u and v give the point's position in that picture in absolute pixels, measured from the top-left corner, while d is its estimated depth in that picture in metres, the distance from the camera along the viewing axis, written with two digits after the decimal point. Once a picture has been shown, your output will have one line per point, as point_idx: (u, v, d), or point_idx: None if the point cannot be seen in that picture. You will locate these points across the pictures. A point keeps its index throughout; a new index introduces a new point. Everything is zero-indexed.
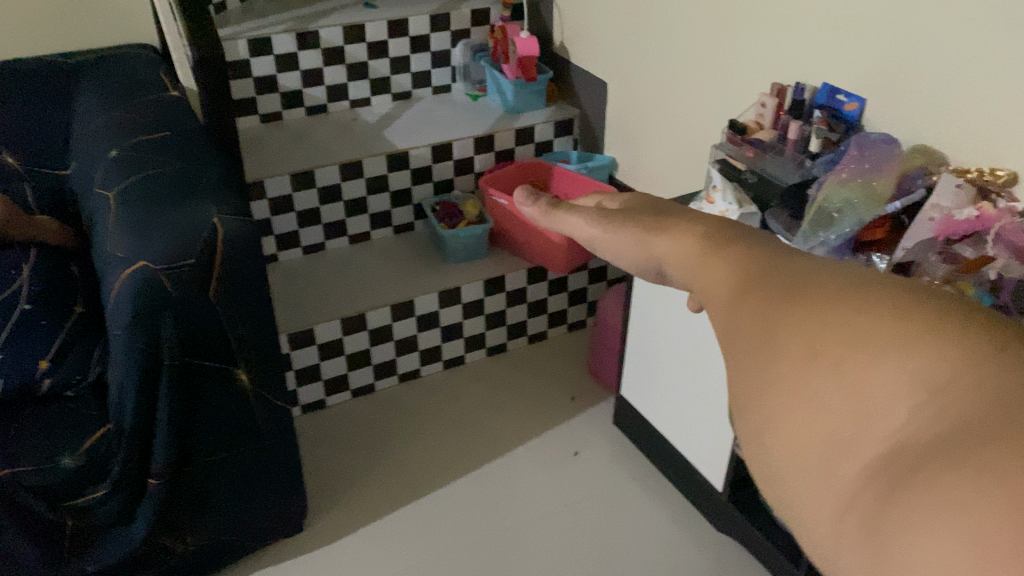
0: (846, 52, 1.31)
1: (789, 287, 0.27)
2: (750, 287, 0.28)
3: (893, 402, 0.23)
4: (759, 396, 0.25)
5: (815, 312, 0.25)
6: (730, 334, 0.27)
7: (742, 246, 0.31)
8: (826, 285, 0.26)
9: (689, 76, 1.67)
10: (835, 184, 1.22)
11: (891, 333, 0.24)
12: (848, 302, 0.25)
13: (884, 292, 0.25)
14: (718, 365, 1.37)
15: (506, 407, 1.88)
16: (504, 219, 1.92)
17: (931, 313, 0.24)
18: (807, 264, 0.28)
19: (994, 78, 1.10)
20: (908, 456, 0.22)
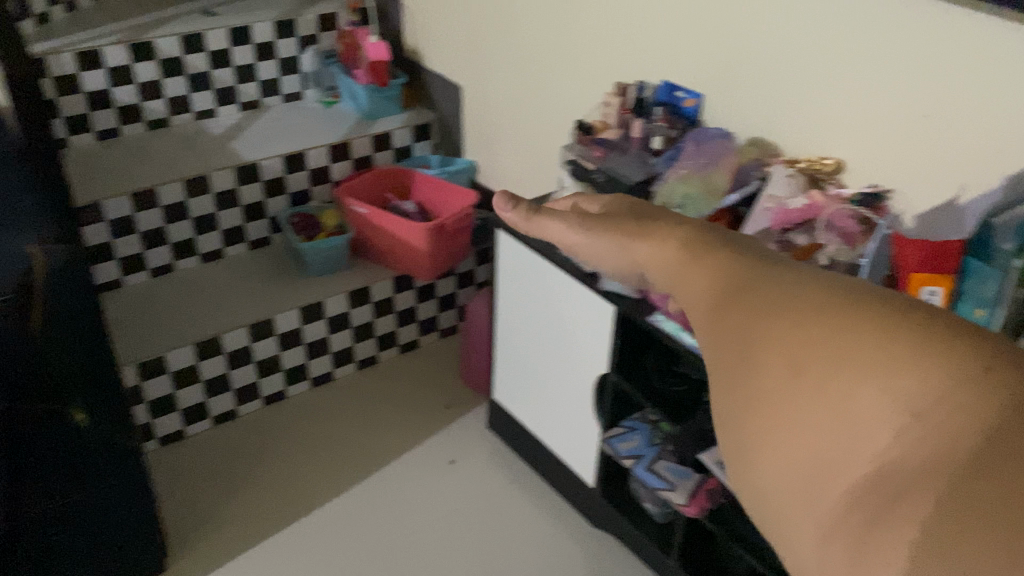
0: (682, 53, 1.37)
1: (767, 305, 0.26)
2: (735, 300, 0.27)
3: (880, 427, 0.22)
4: (746, 412, 0.24)
5: (797, 335, 0.24)
6: (717, 347, 0.26)
7: (717, 244, 0.30)
8: (815, 297, 0.25)
9: (538, 78, 1.69)
10: (677, 180, 1.26)
11: (872, 355, 0.23)
12: (843, 326, 0.24)
13: (882, 313, 0.24)
14: (590, 361, 1.39)
15: (380, 419, 1.83)
16: (363, 228, 1.87)
17: (931, 334, 0.23)
18: (787, 274, 0.27)
19: (822, 72, 1.17)
20: (892, 485, 0.21)
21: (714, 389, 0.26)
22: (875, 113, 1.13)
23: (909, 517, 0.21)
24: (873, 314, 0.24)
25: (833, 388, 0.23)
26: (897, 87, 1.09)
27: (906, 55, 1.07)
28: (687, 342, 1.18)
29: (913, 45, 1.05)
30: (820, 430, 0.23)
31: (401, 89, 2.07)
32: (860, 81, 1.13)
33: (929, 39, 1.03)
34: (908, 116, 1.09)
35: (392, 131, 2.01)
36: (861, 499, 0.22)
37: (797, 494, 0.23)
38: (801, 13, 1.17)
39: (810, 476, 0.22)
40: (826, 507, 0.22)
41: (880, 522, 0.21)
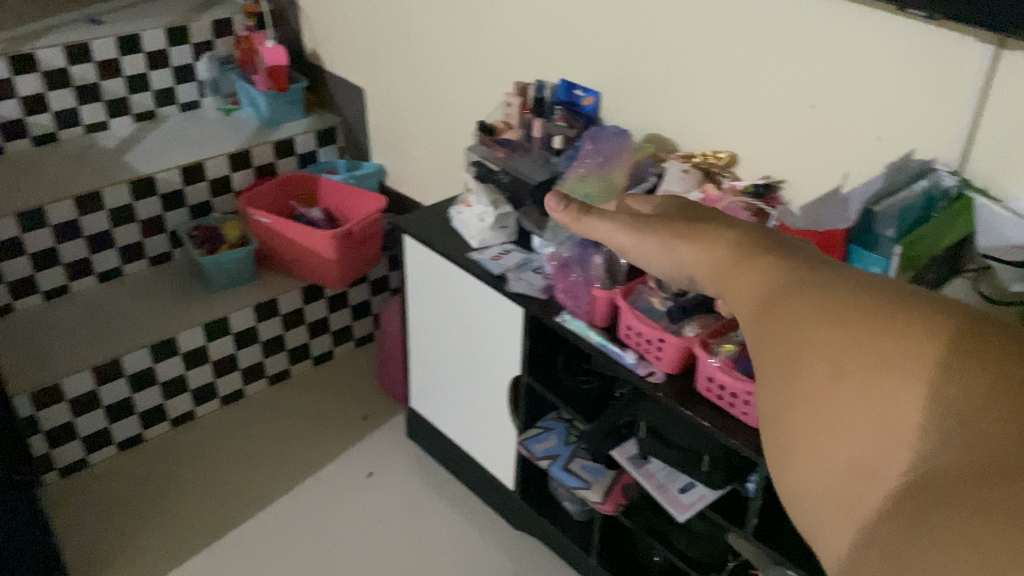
0: (579, 51, 1.37)
1: (812, 314, 0.32)
2: (782, 309, 0.33)
3: (919, 433, 0.27)
4: (788, 408, 0.30)
5: (838, 343, 0.30)
6: (765, 348, 0.32)
7: (777, 262, 0.36)
8: (852, 305, 0.31)
9: (439, 79, 1.67)
10: (575, 180, 1.25)
11: (898, 360, 0.29)
12: (876, 335, 0.30)
13: (909, 324, 0.30)
14: (503, 364, 1.37)
15: (294, 435, 1.78)
16: (268, 239, 1.81)
17: (966, 347, 0.28)
18: (826, 285, 0.33)
19: (713, 66, 1.19)
20: (926, 481, 0.26)
21: (764, 384, 0.32)
22: (765, 104, 1.15)
23: (916, 496, 0.26)
24: (901, 324, 0.30)
25: (869, 387, 0.29)
26: (783, 79, 1.11)
27: (789, 47, 1.09)
28: (594, 340, 1.18)
29: (796, 38, 1.08)
30: (857, 421, 0.29)
31: (302, 94, 2.01)
32: (748, 74, 1.15)
33: (810, 30, 1.06)
34: (795, 106, 1.11)
35: (294, 137, 1.95)
36: (887, 482, 0.27)
37: (832, 481, 0.28)
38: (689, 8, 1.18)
39: (845, 462, 0.28)
40: (858, 489, 0.28)
41: (896, 501, 0.27)
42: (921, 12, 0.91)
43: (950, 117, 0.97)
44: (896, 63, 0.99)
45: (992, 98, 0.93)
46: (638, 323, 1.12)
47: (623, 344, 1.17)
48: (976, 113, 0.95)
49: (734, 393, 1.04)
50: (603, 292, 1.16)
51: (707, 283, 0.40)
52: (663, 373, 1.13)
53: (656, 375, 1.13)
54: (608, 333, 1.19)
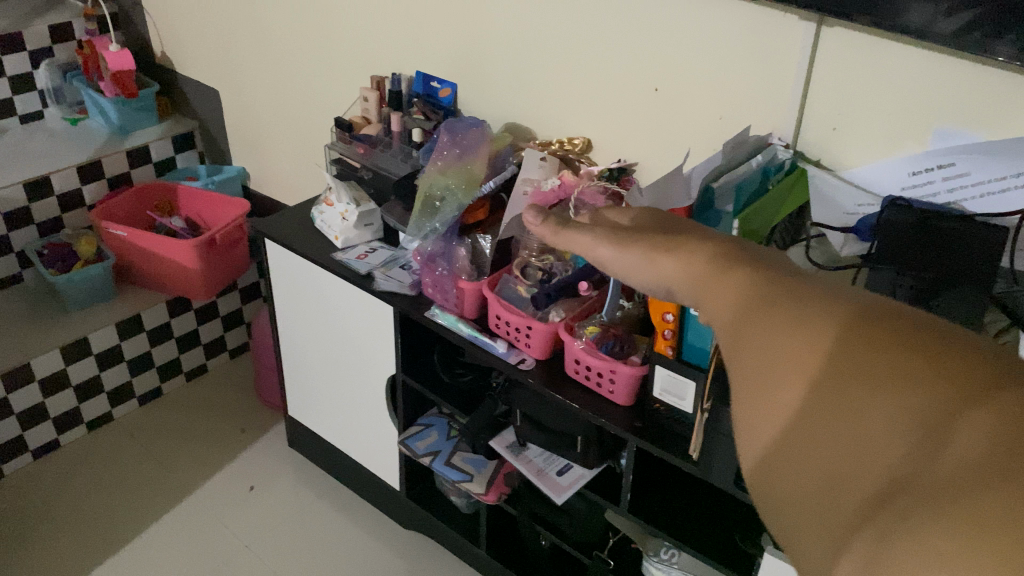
0: (431, 43, 1.36)
1: (788, 322, 0.28)
2: (755, 315, 0.29)
3: (893, 443, 0.24)
4: (758, 416, 0.26)
5: (818, 353, 0.26)
6: (738, 359, 0.28)
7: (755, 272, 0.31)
8: (834, 312, 0.27)
9: (295, 78, 1.63)
10: (436, 171, 1.22)
11: (875, 364, 0.25)
12: (855, 342, 0.26)
13: (892, 330, 0.26)
14: (378, 364, 1.35)
15: (170, 455, 1.70)
16: (126, 253, 1.73)
17: (944, 352, 0.25)
18: (800, 294, 0.29)
19: (563, 53, 1.20)
20: (899, 493, 0.23)
21: (740, 400, 0.28)
22: (614, 88, 1.17)
23: (894, 511, 0.22)
24: (888, 332, 0.26)
25: (848, 394, 0.25)
26: (630, 64, 1.14)
27: (632, 33, 1.11)
28: (465, 332, 1.18)
29: (637, 23, 1.10)
30: (833, 434, 0.25)
31: (154, 99, 1.92)
32: (596, 59, 1.17)
33: (650, 14, 1.08)
34: (643, 90, 1.14)
35: (148, 144, 1.87)
36: (866, 496, 0.23)
37: (801, 492, 0.24)
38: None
39: (820, 474, 0.24)
40: (835, 510, 0.23)
41: (882, 519, 0.22)
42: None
43: (781, 94, 1.01)
44: (730, 44, 1.03)
45: (818, 75, 0.98)
46: (507, 313, 1.12)
47: (492, 334, 1.17)
48: (805, 89, 0.99)
49: (600, 373, 1.06)
50: (469, 285, 1.16)
51: (701, 299, 0.34)
52: (534, 360, 1.14)
53: (527, 361, 1.14)
54: (477, 324, 1.19)
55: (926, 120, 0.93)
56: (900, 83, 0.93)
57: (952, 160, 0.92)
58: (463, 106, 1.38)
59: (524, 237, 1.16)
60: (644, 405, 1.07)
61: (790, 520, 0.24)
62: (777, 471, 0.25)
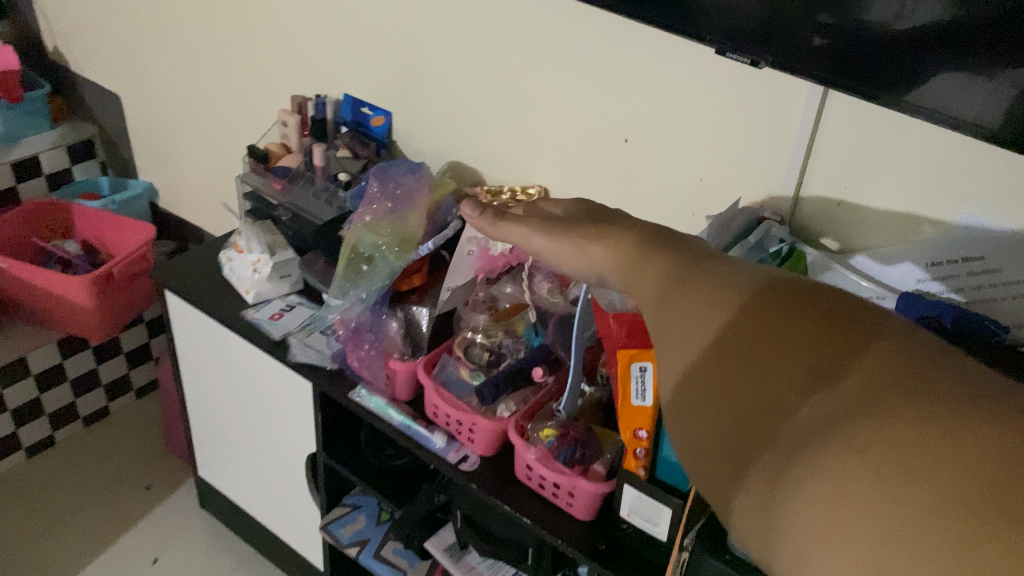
0: (359, 64, 1.16)
1: (699, 293, 0.26)
2: (674, 295, 0.27)
3: (790, 390, 0.22)
4: (664, 379, 0.25)
5: (721, 318, 0.25)
6: (655, 330, 0.27)
7: (666, 257, 0.33)
8: (737, 284, 0.26)
9: (205, 90, 1.41)
10: (361, 228, 1.00)
11: (771, 316, 0.24)
12: (760, 304, 0.24)
13: (795, 297, 0.24)
14: (298, 437, 1.17)
15: (61, 519, 1.48)
16: (8, 286, 1.48)
17: (828, 306, 0.24)
18: (708, 268, 0.28)
19: (516, 88, 1.02)
20: (795, 442, 0.22)
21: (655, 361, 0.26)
22: (577, 134, 0.99)
23: (793, 457, 0.21)
24: (789, 294, 0.25)
25: (754, 356, 0.23)
26: (595, 108, 0.95)
27: (596, 71, 0.93)
28: (397, 420, 1.00)
29: (602, 61, 0.92)
30: (740, 389, 0.23)
31: (47, 101, 1.67)
32: (554, 99, 0.99)
33: (620, 51, 0.90)
34: (610, 139, 0.96)
35: (39, 155, 1.62)
36: (768, 447, 0.22)
37: (701, 441, 0.23)
38: (483, 21, 1.00)
39: (726, 432, 0.23)
40: (732, 454, 0.22)
41: (776, 463, 0.21)
42: (705, 35, 0.68)
43: (777, 159, 0.84)
44: (715, 95, 0.85)
45: (823, 142, 0.81)
46: (446, 405, 0.93)
47: (429, 422, 0.99)
48: (806, 157, 0.82)
49: (557, 485, 0.88)
50: (402, 365, 0.97)
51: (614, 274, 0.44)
52: (478, 457, 0.97)
53: (470, 459, 0.96)
54: (411, 409, 1.01)
55: (949, 199, 0.76)
56: (922, 158, 0.76)
57: (981, 252, 0.75)
58: (398, 138, 1.19)
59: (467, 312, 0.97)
60: (607, 521, 0.90)
61: (697, 468, 0.23)
62: (682, 416, 0.23)
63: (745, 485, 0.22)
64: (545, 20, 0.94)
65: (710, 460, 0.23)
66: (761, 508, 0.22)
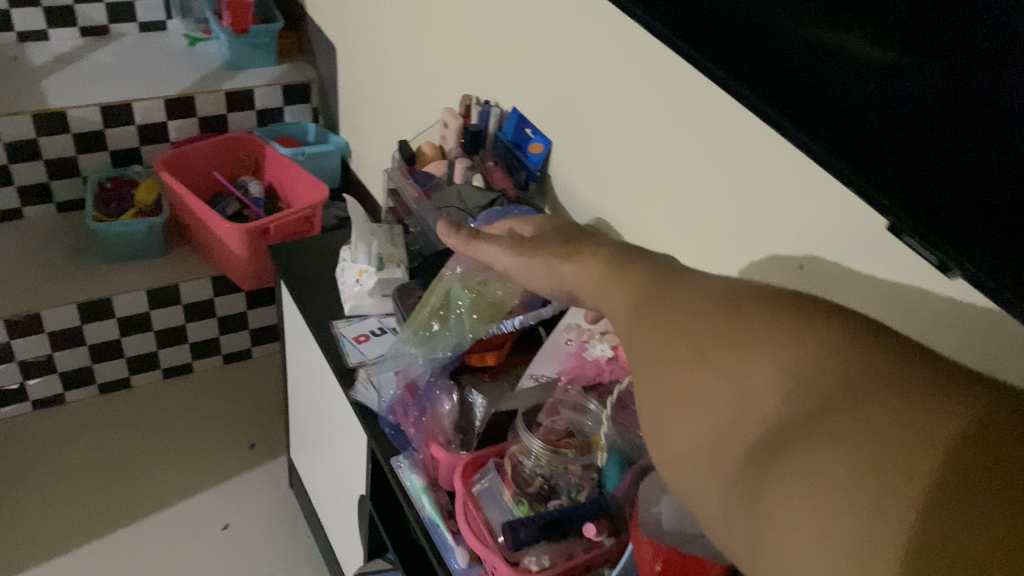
0: (527, 79, 0.96)
1: (682, 304, 0.29)
2: (654, 302, 0.31)
3: (766, 392, 0.25)
4: (656, 389, 0.28)
5: (713, 325, 0.28)
6: (639, 339, 0.30)
7: (635, 268, 0.34)
8: (712, 295, 0.29)
9: (397, 63, 1.28)
10: (457, 277, 0.80)
11: (757, 328, 0.27)
12: (726, 309, 0.28)
13: (761, 297, 0.29)
14: (352, 471, 1.05)
15: (164, 451, 1.50)
16: (184, 213, 1.51)
17: (808, 317, 0.27)
18: (692, 280, 0.31)
19: (672, 158, 0.75)
20: (777, 438, 0.25)
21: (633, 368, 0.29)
22: (738, 239, 0.70)
23: (771, 452, 0.24)
24: (752, 300, 0.29)
25: (733, 361, 0.26)
26: (763, 213, 0.66)
27: (761, 168, 0.65)
28: (426, 511, 0.82)
29: (771, 157, 0.63)
30: (724, 385, 0.26)
31: (276, 37, 1.66)
32: (712, 184, 0.71)
33: (794, 150, 0.61)
34: (774, 263, 0.66)
35: (251, 90, 1.60)
36: (756, 444, 0.25)
37: (692, 444, 0.26)
38: (647, 61, 0.74)
39: (711, 427, 0.25)
40: (725, 456, 0.25)
41: (763, 460, 0.24)
42: (866, 184, 0.39)
43: None
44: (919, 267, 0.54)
45: None
46: (467, 527, 0.74)
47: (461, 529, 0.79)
48: None
49: None
50: (443, 457, 0.79)
51: (583, 293, 0.38)
52: None
53: None
54: (448, 501, 0.82)
55: None
56: None
57: None
58: (553, 173, 0.97)
59: (525, 427, 0.75)
60: None
61: (688, 465, 0.26)
62: (679, 421, 0.26)
63: (732, 475, 0.25)
64: (708, 80, 0.68)
65: (693, 457, 0.26)
66: (761, 503, 0.24)
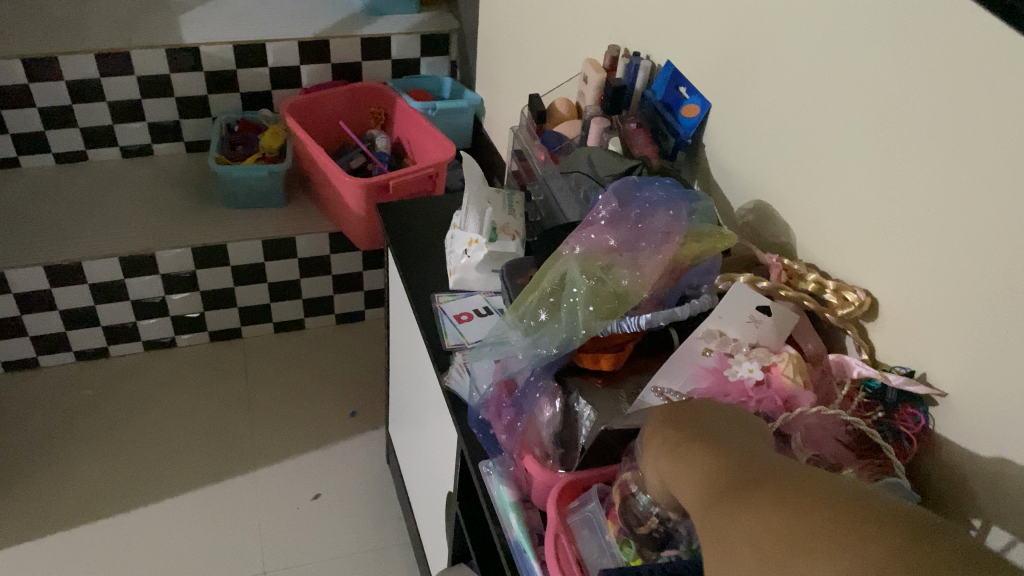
0: (690, 26, 0.79)
1: (751, 509, 0.38)
2: (727, 497, 0.39)
3: None
4: None
5: (780, 529, 0.36)
6: (718, 535, 0.38)
7: (710, 452, 0.43)
8: (784, 498, 0.37)
9: (543, 10, 1.14)
10: (574, 258, 0.67)
11: (819, 533, 0.34)
12: (788, 520, 0.36)
13: (816, 502, 0.36)
14: (442, 461, 0.93)
15: (266, 407, 1.45)
16: (308, 162, 1.43)
17: (862, 521, 0.34)
18: (765, 480, 0.39)
19: (882, 131, 0.58)
20: None
21: (712, 559, 0.39)
22: (958, 241, 0.53)
23: None
24: (815, 506, 0.36)
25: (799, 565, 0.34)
26: (1010, 206, 0.49)
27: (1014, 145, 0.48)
28: (506, 535, 0.68)
29: None
30: None
31: None
32: (936, 168, 0.54)
33: None
34: (1004, 278, 0.50)
35: (388, 36, 1.50)
36: None
37: None
38: None
39: None
40: None
41: None
42: None
43: None
44: None
45: None
46: (553, 561, 0.60)
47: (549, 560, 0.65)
48: None
49: None
50: (538, 473, 0.66)
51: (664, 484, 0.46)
52: None
53: None
54: (540, 524, 0.68)
55: None
56: None
57: None
58: (707, 143, 0.80)
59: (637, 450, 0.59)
60: None
61: None
62: None
63: None
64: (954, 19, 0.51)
65: None
66: None
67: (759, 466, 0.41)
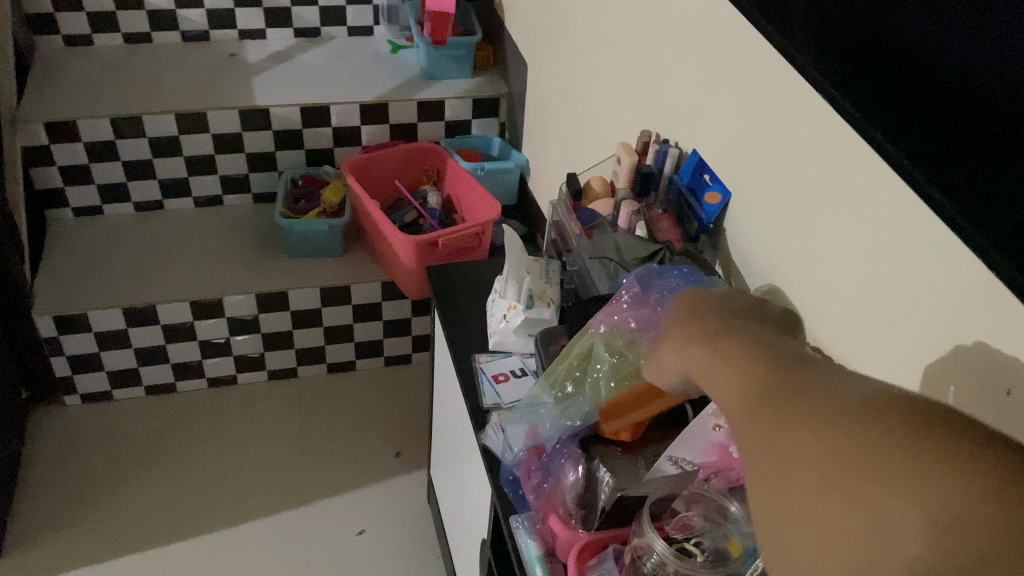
0: (712, 122, 0.86)
1: (805, 424, 0.37)
2: (777, 408, 0.38)
3: (901, 535, 0.31)
4: (785, 506, 0.35)
5: (841, 452, 0.34)
6: (766, 448, 0.37)
7: (760, 364, 0.42)
8: (838, 414, 0.36)
9: (583, 88, 1.22)
10: (600, 334, 0.75)
11: (890, 468, 0.33)
12: (858, 440, 0.34)
13: (887, 426, 0.34)
14: (479, 510, 1.00)
15: (317, 444, 1.54)
16: (364, 216, 1.53)
17: (943, 459, 0.32)
18: (818, 395, 0.38)
19: (866, 239, 0.65)
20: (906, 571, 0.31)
21: (755, 464, 0.38)
22: (935, 344, 0.59)
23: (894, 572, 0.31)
24: (883, 430, 0.34)
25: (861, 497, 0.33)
26: (974, 321, 0.55)
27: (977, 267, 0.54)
28: None
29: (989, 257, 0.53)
30: (851, 524, 0.33)
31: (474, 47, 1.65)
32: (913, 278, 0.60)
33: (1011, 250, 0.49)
34: (974, 383, 0.56)
35: (442, 100, 1.60)
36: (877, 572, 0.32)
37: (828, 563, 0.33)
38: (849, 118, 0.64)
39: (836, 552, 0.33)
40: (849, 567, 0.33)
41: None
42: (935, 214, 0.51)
43: None
44: None
45: None
46: None
47: None
48: None
49: None
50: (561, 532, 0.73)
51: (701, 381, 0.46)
52: None
53: None
54: None
55: None
56: None
57: None
58: (728, 227, 0.87)
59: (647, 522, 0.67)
60: None
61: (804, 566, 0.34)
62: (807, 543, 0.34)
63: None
64: None
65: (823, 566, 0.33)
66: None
67: (810, 379, 0.40)
